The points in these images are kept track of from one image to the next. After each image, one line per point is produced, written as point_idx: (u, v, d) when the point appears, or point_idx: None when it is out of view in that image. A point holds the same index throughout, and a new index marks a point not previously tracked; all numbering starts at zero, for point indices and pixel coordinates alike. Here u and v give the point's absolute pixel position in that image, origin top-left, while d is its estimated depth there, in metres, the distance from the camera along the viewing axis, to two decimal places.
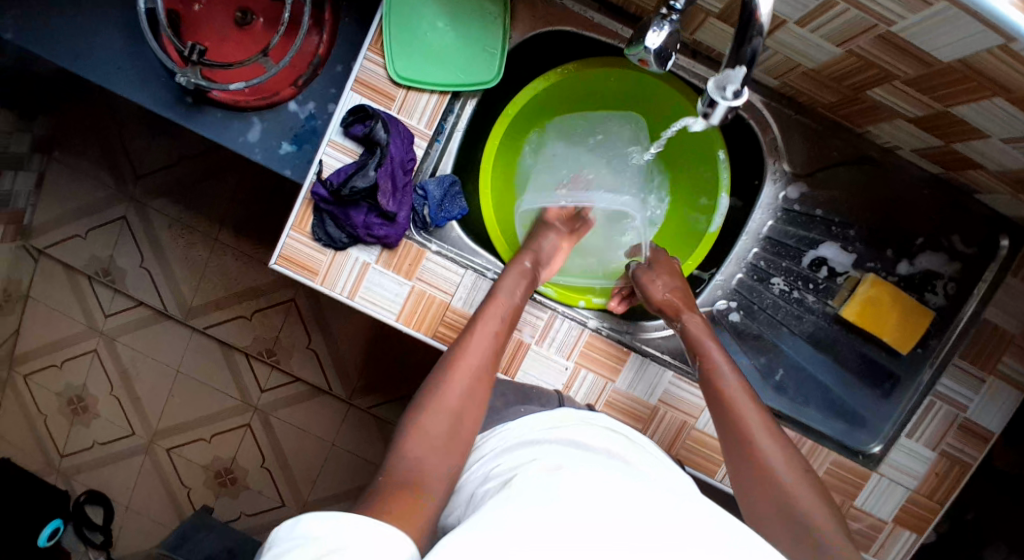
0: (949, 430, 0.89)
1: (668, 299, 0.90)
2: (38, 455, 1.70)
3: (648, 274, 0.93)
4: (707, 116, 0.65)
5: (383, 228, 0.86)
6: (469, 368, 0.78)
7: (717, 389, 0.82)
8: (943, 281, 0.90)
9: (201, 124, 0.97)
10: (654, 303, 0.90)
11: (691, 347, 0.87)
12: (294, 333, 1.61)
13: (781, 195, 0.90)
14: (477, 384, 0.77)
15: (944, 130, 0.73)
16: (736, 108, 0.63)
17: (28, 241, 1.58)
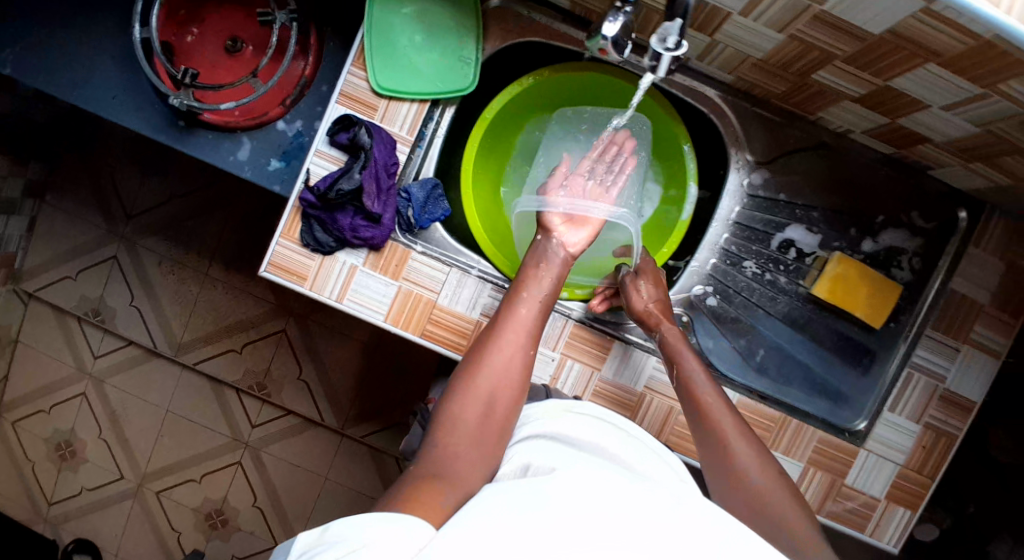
0: (930, 401, 0.92)
1: (649, 310, 0.91)
2: (25, 504, 1.67)
3: (636, 281, 0.93)
4: (656, 69, 0.74)
5: (369, 229, 0.89)
6: (487, 390, 0.77)
7: (690, 396, 0.84)
8: (907, 257, 0.95)
9: (193, 146, 1.02)
10: (634, 313, 0.92)
11: (667, 356, 0.89)
12: (285, 365, 1.61)
13: (745, 182, 0.95)
14: (501, 391, 0.78)
15: (888, 105, 0.78)
16: (678, 58, 0.71)
17: (20, 284, 1.61)
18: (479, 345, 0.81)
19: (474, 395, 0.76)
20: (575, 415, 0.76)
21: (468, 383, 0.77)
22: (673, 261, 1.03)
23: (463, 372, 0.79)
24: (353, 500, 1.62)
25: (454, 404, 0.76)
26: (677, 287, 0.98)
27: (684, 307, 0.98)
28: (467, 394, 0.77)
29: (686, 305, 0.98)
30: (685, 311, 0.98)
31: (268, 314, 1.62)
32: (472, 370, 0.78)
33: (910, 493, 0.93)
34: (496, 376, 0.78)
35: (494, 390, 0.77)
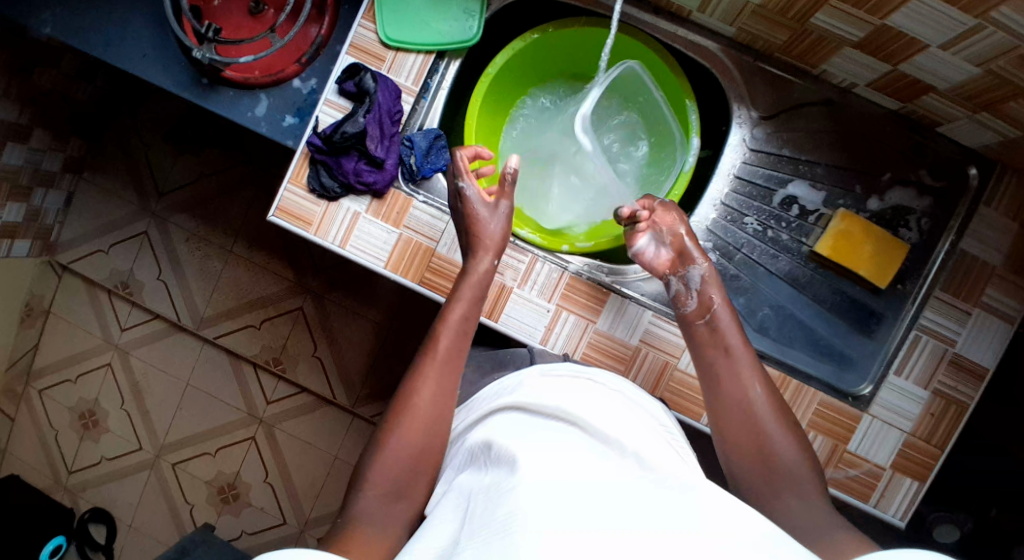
0: (939, 367, 0.88)
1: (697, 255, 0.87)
2: (47, 470, 1.72)
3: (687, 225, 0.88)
4: None
5: (372, 174, 0.91)
6: (419, 405, 0.79)
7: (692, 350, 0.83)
8: (916, 217, 0.93)
9: (215, 102, 1.05)
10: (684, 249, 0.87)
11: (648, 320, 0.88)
12: (301, 342, 1.63)
13: (748, 136, 0.95)
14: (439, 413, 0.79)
15: (889, 50, 0.79)
16: None
17: (54, 257, 1.66)
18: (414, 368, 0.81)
19: (411, 427, 0.77)
20: (543, 385, 0.80)
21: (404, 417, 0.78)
22: None
23: (399, 397, 0.80)
24: None
25: (390, 437, 0.77)
26: None
27: None
28: (402, 425, 0.77)
29: None
30: None
31: (286, 292, 1.63)
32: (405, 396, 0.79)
33: (919, 464, 0.88)
34: (430, 400, 0.79)
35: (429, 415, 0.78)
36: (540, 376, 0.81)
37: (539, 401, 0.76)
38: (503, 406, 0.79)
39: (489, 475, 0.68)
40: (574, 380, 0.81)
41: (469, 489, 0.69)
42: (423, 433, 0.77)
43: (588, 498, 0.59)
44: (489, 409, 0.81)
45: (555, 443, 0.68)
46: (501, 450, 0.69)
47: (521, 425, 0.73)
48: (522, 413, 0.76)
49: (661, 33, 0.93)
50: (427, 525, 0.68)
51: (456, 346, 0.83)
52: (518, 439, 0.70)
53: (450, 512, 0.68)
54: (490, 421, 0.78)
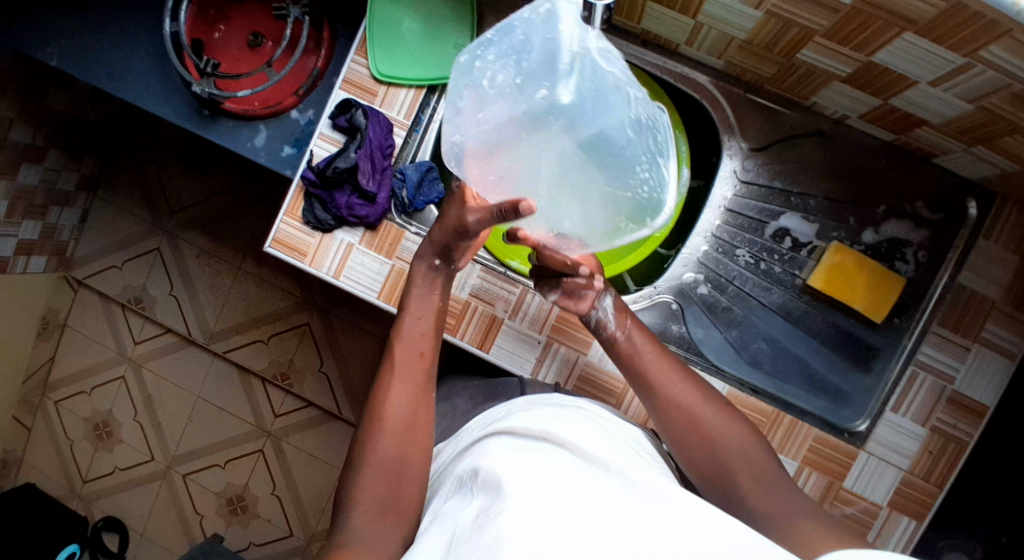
0: (937, 404, 0.86)
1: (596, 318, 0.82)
2: (63, 479, 1.76)
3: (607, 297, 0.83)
4: None
5: (365, 208, 0.92)
6: (394, 419, 0.76)
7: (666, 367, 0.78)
8: (912, 249, 0.91)
9: (217, 134, 1.07)
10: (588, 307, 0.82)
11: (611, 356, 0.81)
12: (307, 357, 1.64)
13: (737, 168, 0.95)
14: (418, 414, 0.78)
15: (878, 85, 0.77)
16: None
17: (70, 272, 1.70)
18: (380, 377, 0.79)
19: (387, 433, 0.75)
20: (539, 410, 0.78)
21: (381, 422, 0.76)
22: (664, 250, 1.01)
23: (369, 410, 0.77)
24: None
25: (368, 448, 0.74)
26: (667, 275, 0.97)
27: (675, 294, 0.96)
28: (380, 434, 0.75)
29: (676, 293, 0.96)
30: (677, 300, 0.95)
31: (292, 307, 1.65)
32: (377, 404, 0.77)
33: (915, 503, 0.87)
34: (405, 403, 0.77)
35: (403, 420, 0.76)
36: (526, 407, 0.80)
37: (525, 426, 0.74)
38: (489, 433, 0.78)
39: (474, 501, 0.65)
40: (561, 408, 0.80)
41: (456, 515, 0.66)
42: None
43: (575, 515, 0.58)
44: (478, 442, 0.78)
45: (540, 462, 0.66)
46: (486, 475, 0.67)
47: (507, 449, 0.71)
48: (508, 437, 0.74)
49: (651, 66, 0.92)
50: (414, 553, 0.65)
51: (425, 345, 0.82)
52: (502, 461, 0.68)
53: (438, 539, 0.65)
54: (477, 449, 0.76)
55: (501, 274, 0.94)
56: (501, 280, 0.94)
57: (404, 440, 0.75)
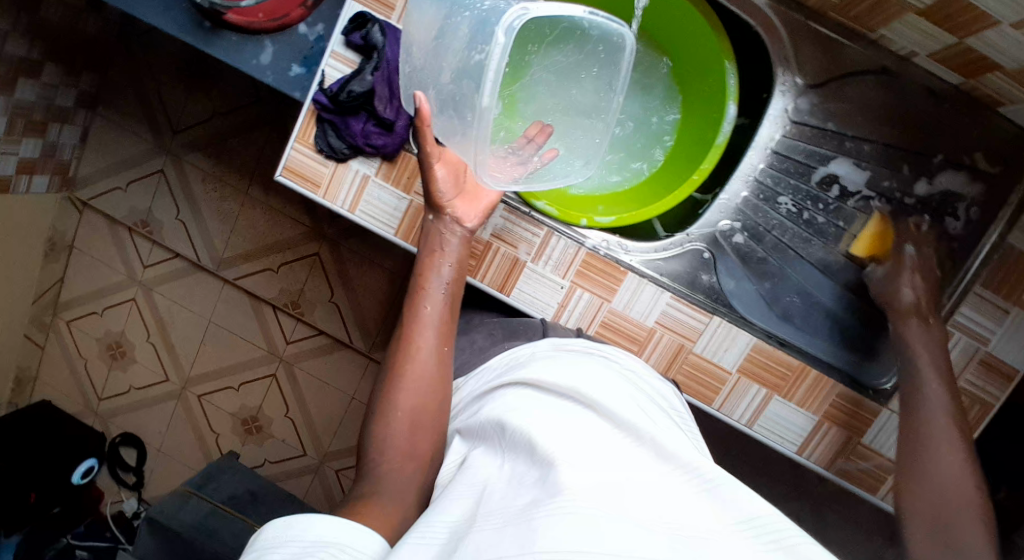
0: (969, 364, 0.83)
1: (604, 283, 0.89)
2: (78, 397, 1.78)
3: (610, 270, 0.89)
4: None
5: (382, 137, 0.87)
6: (419, 373, 0.77)
7: None
8: (965, 205, 0.87)
9: (218, 49, 0.94)
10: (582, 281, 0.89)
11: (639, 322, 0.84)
12: (317, 286, 1.61)
13: (790, 107, 0.89)
14: (436, 372, 0.78)
15: (958, 24, 0.72)
16: None
17: (73, 192, 1.63)
18: (402, 332, 0.81)
19: (404, 395, 0.75)
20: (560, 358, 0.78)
21: (398, 383, 0.76)
22: (699, 194, 0.97)
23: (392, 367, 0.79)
24: None
25: (384, 411, 0.75)
26: (701, 221, 0.93)
27: (708, 243, 0.92)
28: (397, 394, 0.76)
29: (709, 241, 0.92)
30: (710, 249, 0.92)
31: (302, 237, 1.59)
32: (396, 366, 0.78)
33: None
34: (423, 357, 0.79)
35: (421, 375, 0.77)
36: (551, 353, 0.79)
37: (552, 376, 0.73)
38: (508, 385, 0.76)
39: (507, 459, 0.65)
40: (586, 356, 0.78)
41: (484, 469, 0.66)
42: (432, 414, 0.76)
43: (615, 486, 0.58)
44: (498, 391, 0.77)
45: (572, 422, 0.66)
46: (516, 428, 0.67)
47: (535, 402, 0.70)
48: (530, 390, 0.73)
49: None
50: (440, 502, 0.65)
51: (444, 306, 0.83)
52: (535, 416, 0.67)
53: (465, 491, 0.65)
54: (500, 394, 0.75)
55: (523, 214, 0.89)
56: (524, 222, 0.89)
57: (422, 396, 0.76)
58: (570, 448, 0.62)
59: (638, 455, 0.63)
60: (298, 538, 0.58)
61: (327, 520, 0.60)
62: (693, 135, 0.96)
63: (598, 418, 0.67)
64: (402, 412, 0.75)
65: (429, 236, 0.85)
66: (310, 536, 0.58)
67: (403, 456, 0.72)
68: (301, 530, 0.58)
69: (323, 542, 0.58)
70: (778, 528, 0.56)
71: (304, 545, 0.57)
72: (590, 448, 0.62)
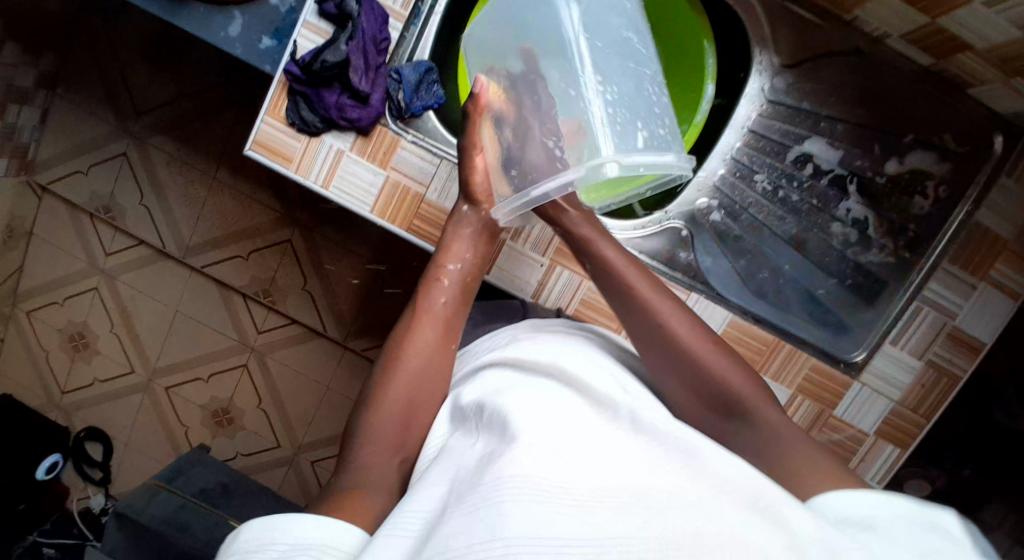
0: (936, 338, 0.86)
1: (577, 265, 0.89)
2: (39, 390, 1.72)
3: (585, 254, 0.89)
4: None
5: (356, 111, 0.85)
6: (422, 359, 0.76)
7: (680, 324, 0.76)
8: (933, 183, 0.89)
9: (184, 19, 0.90)
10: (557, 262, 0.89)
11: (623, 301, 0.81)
12: (290, 275, 1.57)
13: (766, 87, 0.92)
14: (436, 365, 0.77)
15: (927, 0, 0.77)
16: None
17: (32, 176, 1.55)
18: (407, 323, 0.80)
19: (401, 378, 0.74)
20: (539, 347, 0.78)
21: (398, 365, 0.75)
22: None
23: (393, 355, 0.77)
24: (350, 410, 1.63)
25: (377, 390, 0.73)
26: (679, 200, 0.94)
27: (685, 221, 0.93)
28: (392, 377, 0.74)
29: (687, 219, 0.93)
30: (687, 226, 0.93)
31: (273, 223, 1.54)
32: (398, 349, 0.76)
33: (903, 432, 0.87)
34: (426, 346, 0.77)
35: (423, 366, 0.76)
36: (530, 335, 0.80)
37: (534, 358, 0.74)
38: (489, 371, 0.76)
39: (483, 440, 0.64)
40: (565, 338, 0.79)
41: (462, 451, 0.66)
42: (422, 391, 0.74)
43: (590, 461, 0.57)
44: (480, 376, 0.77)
45: (550, 403, 0.66)
46: (495, 409, 0.67)
47: (515, 383, 0.71)
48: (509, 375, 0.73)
49: None
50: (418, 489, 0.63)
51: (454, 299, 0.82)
52: (513, 397, 0.68)
53: (441, 477, 0.64)
54: (481, 377, 0.76)
55: None
56: None
57: (417, 386, 0.74)
58: (549, 431, 0.61)
59: (617, 435, 0.63)
60: (279, 540, 0.56)
61: (310, 520, 0.58)
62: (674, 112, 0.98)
63: (575, 397, 0.67)
64: (396, 394, 0.73)
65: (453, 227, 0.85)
66: (290, 538, 0.56)
67: (390, 437, 0.70)
68: (285, 531, 0.57)
69: (305, 542, 0.56)
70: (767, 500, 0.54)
71: (285, 547, 0.56)
72: (567, 430, 0.62)
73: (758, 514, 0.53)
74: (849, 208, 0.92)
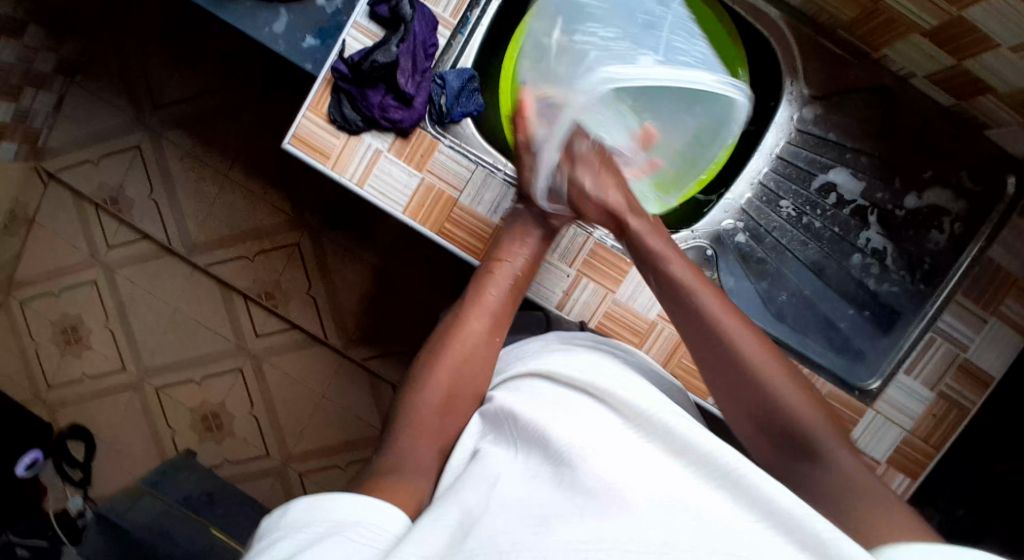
0: (948, 371, 0.87)
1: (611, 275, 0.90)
2: (24, 381, 1.57)
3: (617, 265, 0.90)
4: None
5: (399, 111, 0.87)
6: (468, 346, 0.80)
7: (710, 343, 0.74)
8: (949, 219, 0.94)
9: (229, 14, 0.91)
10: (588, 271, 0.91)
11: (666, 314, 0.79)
12: (295, 278, 1.48)
13: (795, 116, 0.98)
14: (478, 356, 0.80)
15: (958, 43, 0.81)
16: None
17: (41, 163, 1.49)
18: (458, 312, 0.84)
19: (447, 360, 0.78)
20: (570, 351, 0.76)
21: (442, 351, 0.79)
22: (702, 196, 1.02)
23: (444, 335, 0.82)
24: (348, 422, 1.50)
25: (425, 371, 0.78)
26: (707, 220, 0.99)
27: (711, 241, 0.98)
28: (439, 361, 0.78)
29: (713, 239, 0.98)
30: (713, 246, 0.98)
31: (283, 225, 1.47)
32: (444, 337, 0.81)
33: (915, 463, 0.87)
34: (475, 338, 0.81)
35: (463, 356, 0.79)
36: (561, 345, 0.78)
37: (567, 369, 0.71)
38: (522, 377, 0.75)
39: (518, 452, 0.63)
40: (598, 352, 0.77)
41: (493, 456, 0.65)
42: (457, 389, 0.76)
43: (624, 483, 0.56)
44: (513, 382, 0.75)
45: (584, 418, 0.64)
46: (526, 417, 0.65)
47: (548, 396, 0.68)
48: (544, 383, 0.71)
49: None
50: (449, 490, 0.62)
51: (502, 295, 0.86)
52: (546, 409, 0.66)
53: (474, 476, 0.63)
54: (513, 386, 0.74)
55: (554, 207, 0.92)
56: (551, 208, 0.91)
57: (459, 374, 0.77)
58: (584, 448, 0.59)
59: (651, 452, 0.60)
60: (322, 517, 0.56)
61: (354, 500, 0.57)
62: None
63: (610, 412, 0.65)
64: (440, 376, 0.77)
65: (509, 232, 0.89)
66: (333, 516, 0.56)
67: (425, 435, 0.72)
68: (328, 510, 0.56)
69: (349, 520, 0.56)
70: (812, 525, 0.52)
71: (328, 524, 0.55)
72: (605, 445, 0.60)
73: (797, 539, 0.52)
74: (870, 238, 0.97)
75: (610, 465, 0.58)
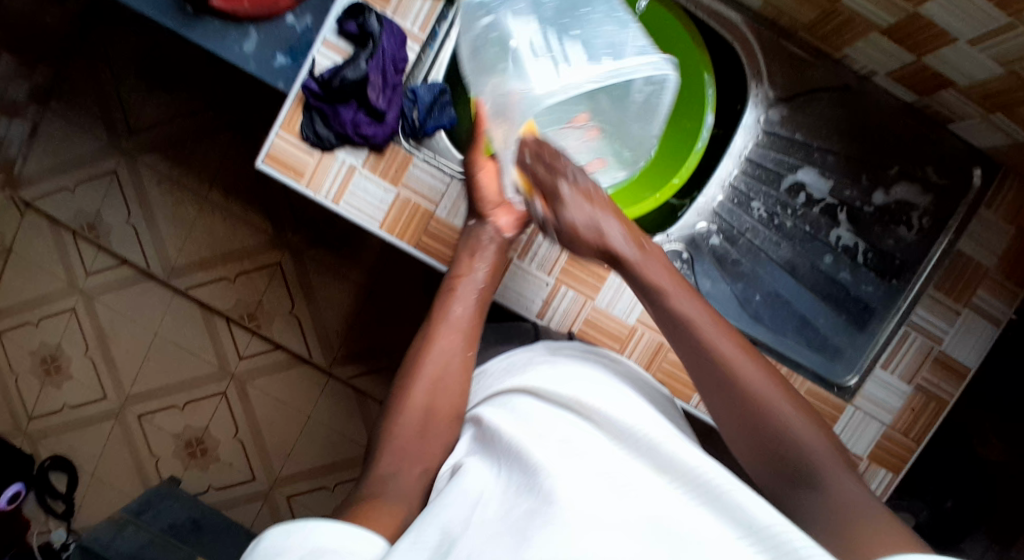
0: (924, 363, 0.90)
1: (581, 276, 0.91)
2: (5, 414, 1.55)
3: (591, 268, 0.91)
4: None
5: (372, 127, 0.87)
6: (433, 375, 0.78)
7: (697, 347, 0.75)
8: (918, 213, 0.96)
9: (198, 34, 0.92)
10: (553, 272, 0.91)
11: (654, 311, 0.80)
12: (277, 299, 1.47)
13: (762, 118, 0.99)
14: (446, 373, 0.79)
15: (915, 40, 0.84)
16: None
17: (18, 192, 1.48)
18: (421, 337, 0.82)
19: (422, 378, 0.77)
20: (555, 364, 0.76)
21: (411, 375, 0.78)
22: (676, 200, 1.05)
23: (408, 365, 0.80)
24: (334, 442, 1.49)
25: (403, 392, 0.77)
26: (680, 224, 1.01)
27: (686, 245, 1.00)
28: (412, 383, 0.77)
29: (687, 242, 1.00)
30: (688, 249, 0.99)
31: (264, 246, 1.46)
32: (415, 361, 0.79)
33: (896, 456, 0.90)
34: (441, 362, 0.79)
35: (439, 373, 0.79)
36: (548, 358, 0.78)
37: (556, 385, 0.71)
38: (512, 390, 0.75)
39: (502, 475, 0.64)
40: (584, 362, 0.77)
41: (477, 476, 0.65)
42: (446, 403, 0.76)
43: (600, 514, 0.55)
44: (500, 396, 0.76)
45: (570, 435, 0.64)
46: (514, 441, 0.65)
47: (536, 414, 0.68)
48: (533, 399, 0.71)
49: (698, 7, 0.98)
50: (437, 504, 0.62)
51: (474, 316, 0.84)
52: (534, 428, 0.66)
53: (460, 499, 0.62)
54: (500, 402, 0.74)
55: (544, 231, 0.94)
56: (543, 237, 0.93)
57: (435, 390, 0.77)
58: (570, 466, 0.60)
59: (632, 466, 0.60)
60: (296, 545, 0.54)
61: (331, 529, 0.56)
62: (674, 144, 1.03)
63: (596, 431, 0.65)
64: (418, 393, 0.76)
65: (466, 243, 0.87)
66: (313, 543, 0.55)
67: (413, 453, 0.72)
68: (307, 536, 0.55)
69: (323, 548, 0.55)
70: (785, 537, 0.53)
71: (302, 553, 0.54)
72: (592, 469, 0.60)
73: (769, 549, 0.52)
74: (840, 235, 0.98)
75: (593, 484, 0.58)
